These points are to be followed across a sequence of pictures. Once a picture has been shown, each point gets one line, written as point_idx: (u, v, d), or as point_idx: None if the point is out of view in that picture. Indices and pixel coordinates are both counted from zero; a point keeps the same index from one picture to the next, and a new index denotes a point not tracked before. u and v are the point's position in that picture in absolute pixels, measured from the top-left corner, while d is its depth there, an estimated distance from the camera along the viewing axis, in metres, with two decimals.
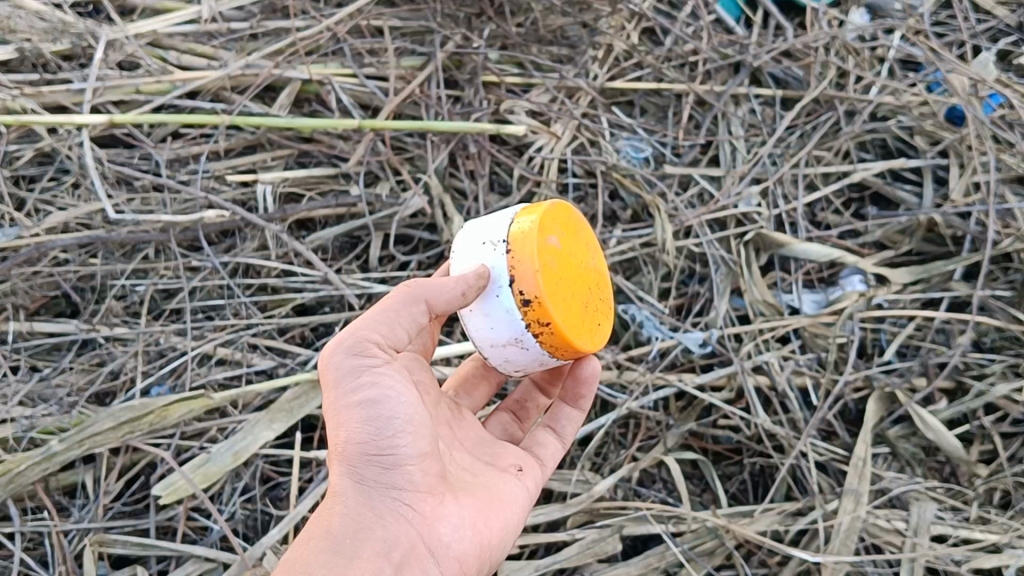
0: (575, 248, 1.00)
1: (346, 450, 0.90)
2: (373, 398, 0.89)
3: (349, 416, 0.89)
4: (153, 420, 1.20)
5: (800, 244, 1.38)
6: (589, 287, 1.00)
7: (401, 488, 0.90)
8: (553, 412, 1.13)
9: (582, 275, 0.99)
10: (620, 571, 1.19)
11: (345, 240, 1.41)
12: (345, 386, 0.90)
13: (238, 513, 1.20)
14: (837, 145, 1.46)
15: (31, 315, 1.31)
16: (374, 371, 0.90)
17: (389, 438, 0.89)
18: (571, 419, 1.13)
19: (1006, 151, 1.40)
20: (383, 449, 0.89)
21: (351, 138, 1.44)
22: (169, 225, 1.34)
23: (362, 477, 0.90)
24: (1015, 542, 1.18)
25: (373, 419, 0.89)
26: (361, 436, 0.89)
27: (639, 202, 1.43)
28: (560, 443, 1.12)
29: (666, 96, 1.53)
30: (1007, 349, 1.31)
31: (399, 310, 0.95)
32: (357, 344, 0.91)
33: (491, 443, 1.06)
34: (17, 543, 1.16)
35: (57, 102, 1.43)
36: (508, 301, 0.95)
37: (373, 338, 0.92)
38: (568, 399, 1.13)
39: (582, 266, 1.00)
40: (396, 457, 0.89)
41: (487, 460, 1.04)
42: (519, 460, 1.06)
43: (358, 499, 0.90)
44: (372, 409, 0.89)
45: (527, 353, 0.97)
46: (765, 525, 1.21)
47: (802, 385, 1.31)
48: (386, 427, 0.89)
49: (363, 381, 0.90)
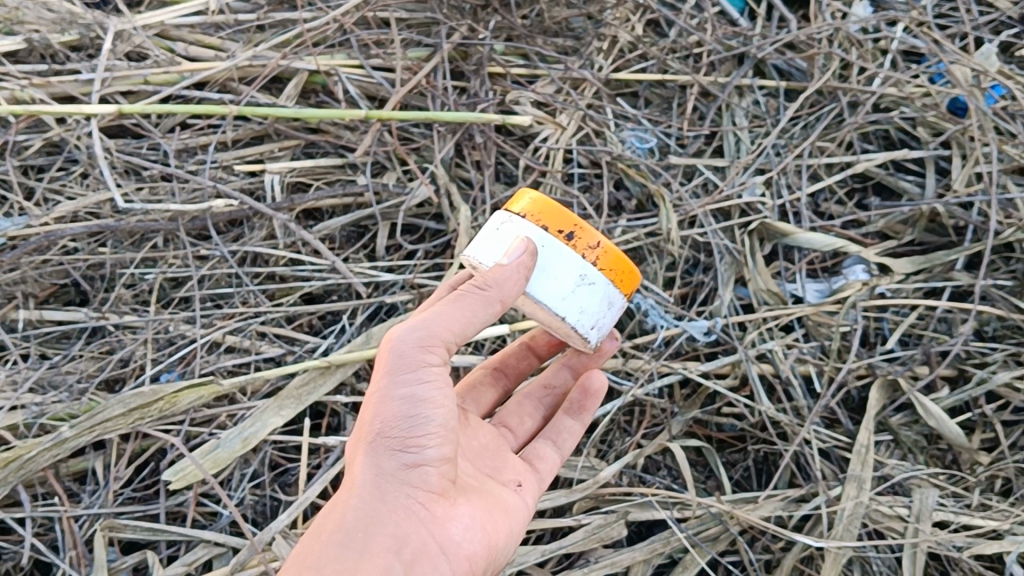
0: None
1: (374, 439, 0.91)
2: (417, 396, 0.90)
3: (387, 410, 0.91)
4: (163, 406, 1.20)
5: (803, 234, 1.38)
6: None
7: (417, 487, 0.92)
8: (556, 425, 1.13)
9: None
10: (626, 556, 1.20)
11: (352, 230, 1.42)
12: (395, 375, 0.91)
13: (247, 499, 1.21)
14: (840, 136, 1.48)
15: (40, 303, 1.33)
16: (422, 367, 0.91)
17: (420, 437, 0.90)
18: (571, 431, 1.13)
19: (1008, 143, 1.42)
20: (410, 446, 0.90)
21: (358, 129, 1.45)
22: (179, 215, 1.35)
23: (382, 469, 0.91)
24: (1016, 528, 1.21)
25: (409, 415, 0.90)
26: (395, 429, 0.90)
27: (644, 191, 1.44)
28: (558, 454, 1.12)
29: (670, 88, 1.54)
30: (1009, 338, 1.34)
31: (471, 305, 0.93)
32: (422, 335, 0.91)
33: (495, 450, 1.08)
34: (28, 529, 1.17)
35: (65, 92, 1.44)
36: (557, 249, 0.97)
37: (437, 333, 0.92)
38: (570, 411, 1.13)
39: None
40: (420, 457, 0.91)
41: (491, 468, 1.06)
42: (523, 470, 1.08)
43: (375, 491, 0.91)
44: (409, 406, 0.90)
45: (598, 288, 0.98)
46: (770, 510, 1.23)
47: (805, 373, 1.32)
48: (419, 426, 0.90)
49: (409, 374, 0.91)
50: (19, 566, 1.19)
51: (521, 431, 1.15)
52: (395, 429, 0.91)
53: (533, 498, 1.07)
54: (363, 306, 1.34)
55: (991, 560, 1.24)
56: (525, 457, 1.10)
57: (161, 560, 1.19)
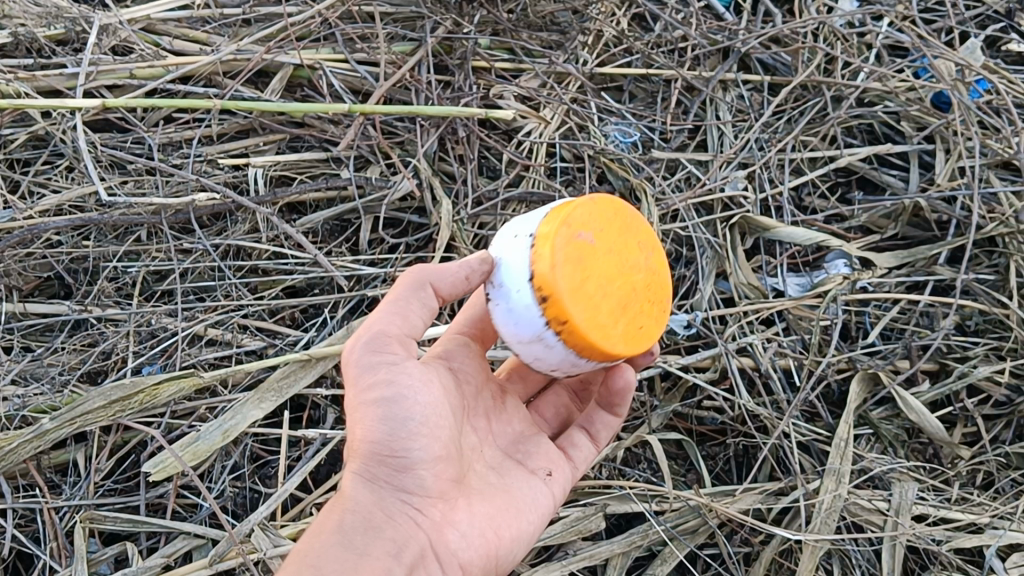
0: (615, 245, 0.96)
1: (362, 449, 0.93)
2: (389, 398, 0.91)
3: (366, 414, 0.91)
4: (143, 399, 1.18)
5: (785, 228, 1.38)
6: (632, 281, 0.96)
7: (411, 492, 0.93)
8: (589, 415, 1.14)
9: (621, 271, 0.96)
10: (603, 549, 1.21)
11: (335, 224, 1.42)
12: (361, 384, 0.92)
13: (227, 491, 1.21)
14: (823, 130, 1.47)
15: (25, 296, 1.34)
16: (392, 368, 0.92)
17: (403, 439, 0.91)
18: (607, 424, 1.14)
19: (991, 137, 1.44)
20: (396, 450, 0.91)
21: (342, 122, 1.46)
22: (162, 208, 1.35)
23: (374, 476, 0.93)
24: (995, 522, 1.23)
25: (389, 418, 0.91)
26: (376, 435, 0.91)
27: (627, 185, 1.43)
28: (594, 446, 1.13)
29: (655, 82, 1.54)
30: (990, 332, 1.34)
31: (406, 300, 0.96)
32: (377, 339, 0.93)
33: (528, 438, 1.09)
34: (9, 520, 1.18)
35: (51, 86, 1.45)
36: (525, 296, 0.93)
37: (390, 332, 0.94)
38: (604, 404, 1.13)
39: (626, 258, 0.96)
40: (408, 460, 0.92)
41: (521, 455, 1.06)
42: (554, 459, 1.07)
43: (370, 496, 0.92)
44: (387, 408, 0.91)
45: (554, 350, 0.94)
46: (748, 503, 1.23)
47: (785, 366, 1.32)
48: (401, 428, 0.91)
49: (377, 379, 0.92)
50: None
51: (556, 421, 1.17)
52: (378, 434, 0.91)
53: (563, 488, 1.07)
54: (343, 300, 1.34)
55: (970, 553, 1.25)
56: (559, 446, 1.11)
57: (141, 551, 1.20)
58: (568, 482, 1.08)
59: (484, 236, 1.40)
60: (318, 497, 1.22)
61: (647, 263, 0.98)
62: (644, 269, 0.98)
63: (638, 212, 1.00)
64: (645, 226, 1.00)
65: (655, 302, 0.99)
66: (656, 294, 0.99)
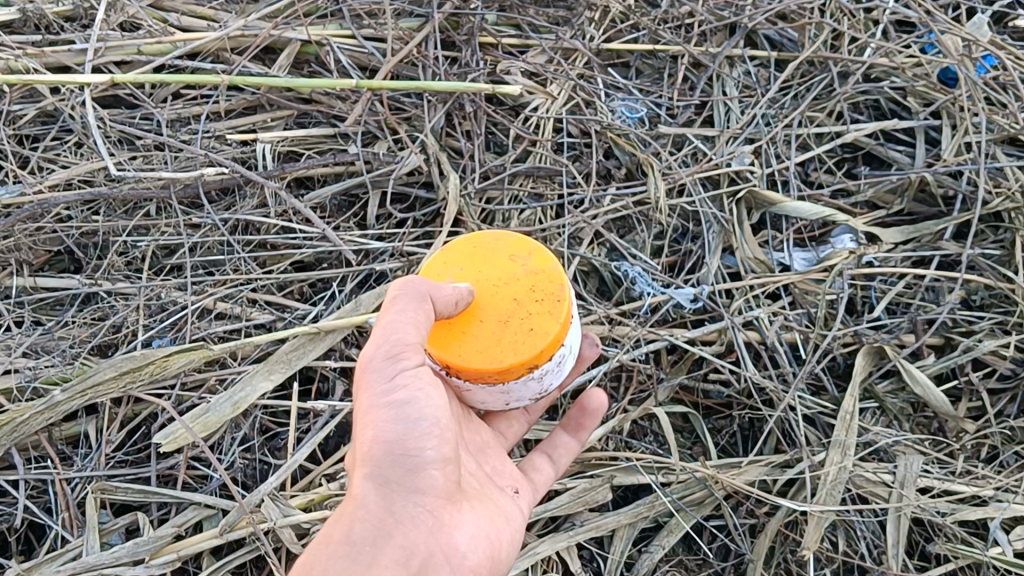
0: (483, 269, 0.99)
1: (372, 451, 0.89)
2: (404, 401, 0.89)
3: (379, 416, 0.89)
4: (154, 370, 1.21)
5: (791, 202, 1.39)
6: (507, 293, 0.97)
7: (423, 495, 0.90)
8: (553, 440, 1.17)
9: (495, 289, 0.97)
10: (610, 519, 1.22)
11: (342, 200, 1.42)
12: (377, 387, 0.90)
13: (238, 462, 1.22)
14: (830, 106, 1.48)
15: (35, 271, 1.35)
16: (402, 374, 0.90)
17: (418, 440, 0.89)
18: (569, 447, 1.17)
19: (998, 113, 1.44)
20: (411, 451, 0.89)
21: (350, 98, 1.46)
22: (171, 183, 1.36)
23: (385, 478, 0.89)
24: (1000, 495, 1.23)
25: (404, 420, 0.89)
26: (390, 437, 0.89)
27: (633, 160, 1.44)
28: (554, 467, 1.15)
29: (661, 58, 1.54)
30: (996, 307, 1.35)
31: (414, 311, 0.90)
32: (392, 348, 0.90)
33: (492, 453, 1.11)
34: (21, 491, 1.19)
35: (60, 62, 1.46)
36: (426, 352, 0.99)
37: (405, 340, 0.90)
38: (568, 428, 1.17)
39: (494, 283, 0.97)
40: (421, 462, 0.90)
41: (491, 472, 1.08)
42: (518, 477, 1.10)
43: (381, 501, 0.88)
44: (403, 411, 0.89)
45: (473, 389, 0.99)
46: (754, 475, 1.24)
47: (791, 340, 1.33)
48: (416, 430, 0.89)
49: (394, 383, 0.90)
50: (13, 527, 1.21)
51: (512, 436, 1.18)
52: (390, 436, 0.89)
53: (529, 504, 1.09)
54: (353, 274, 1.35)
55: (975, 526, 1.26)
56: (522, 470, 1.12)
57: (152, 521, 1.20)
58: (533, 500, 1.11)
59: (491, 211, 1.40)
60: (328, 468, 1.23)
61: (525, 268, 0.99)
62: (520, 276, 0.98)
63: (503, 233, 1.02)
64: (513, 241, 1.01)
65: (546, 296, 0.97)
66: (544, 288, 0.98)
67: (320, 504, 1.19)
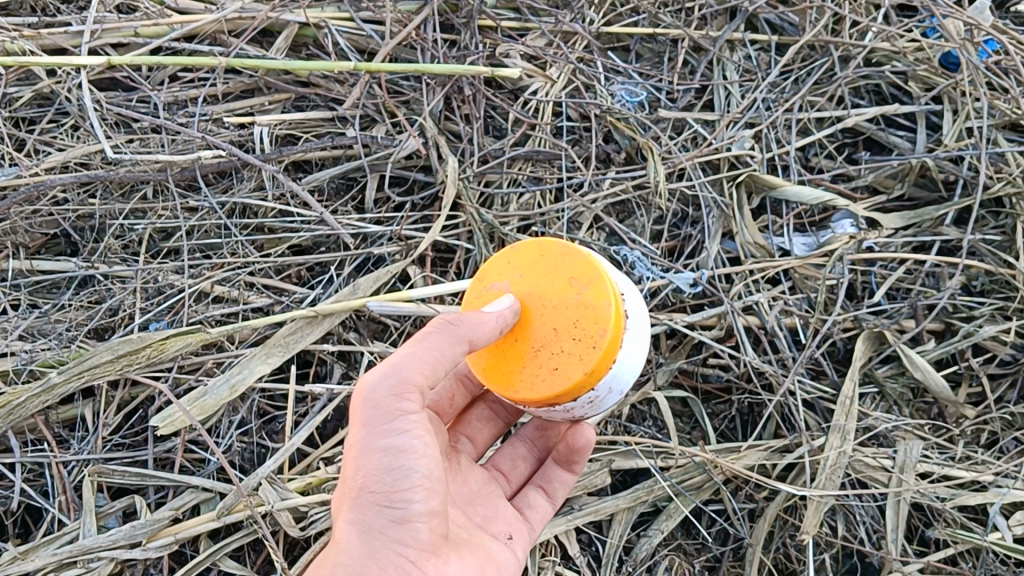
0: (539, 283, 0.94)
1: (358, 497, 0.89)
2: (399, 447, 0.88)
3: (369, 460, 0.88)
4: (151, 353, 1.20)
5: (792, 186, 1.38)
6: (548, 320, 0.92)
7: (407, 545, 0.89)
8: (547, 474, 1.13)
9: (538, 311, 0.93)
10: (609, 503, 1.22)
11: (340, 182, 1.41)
12: (372, 427, 0.89)
13: (235, 446, 1.21)
14: (831, 91, 1.47)
15: (31, 254, 1.35)
16: (401, 417, 0.89)
17: (405, 490, 0.88)
18: (564, 483, 1.13)
19: (1000, 98, 1.43)
20: (396, 501, 0.88)
21: (348, 82, 1.46)
22: (167, 165, 1.35)
23: (369, 523, 0.89)
24: (999, 480, 1.23)
25: (395, 467, 0.88)
26: (375, 483, 0.88)
27: (633, 144, 1.43)
28: (550, 505, 1.12)
29: (662, 42, 1.53)
30: (996, 292, 1.34)
31: (438, 349, 0.89)
32: (394, 383, 0.89)
33: (483, 498, 1.08)
34: (18, 474, 1.19)
35: (56, 44, 1.45)
36: None
37: (414, 379, 0.89)
38: (562, 464, 1.12)
39: (540, 306, 0.93)
40: (407, 511, 0.89)
41: (481, 519, 1.05)
42: (512, 522, 1.07)
43: (362, 548, 0.88)
44: (396, 457, 0.88)
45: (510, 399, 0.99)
46: (753, 460, 1.24)
47: (791, 325, 1.32)
48: (405, 479, 0.88)
49: (391, 426, 0.88)
50: (9, 510, 1.20)
51: (513, 475, 1.15)
52: (379, 483, 0.88)
53: (522, 548, 1.07)
54: (350, 258, 1.35)
55: (975, 511, 1.25)
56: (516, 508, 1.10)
57: (149, 505, 1.20)
58: (527, 543, 1.08)
59: (490, 195, 1.39)
60: (326, 452, 1.22)
61: (577, 298, 0.92)
62: (570, 304, 0.92)
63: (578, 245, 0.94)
64: (582, 259, 0.93)
65: (585, 336, 0.91)
66: (587, 328, 0.91)
67: (317, 488, 1.19)
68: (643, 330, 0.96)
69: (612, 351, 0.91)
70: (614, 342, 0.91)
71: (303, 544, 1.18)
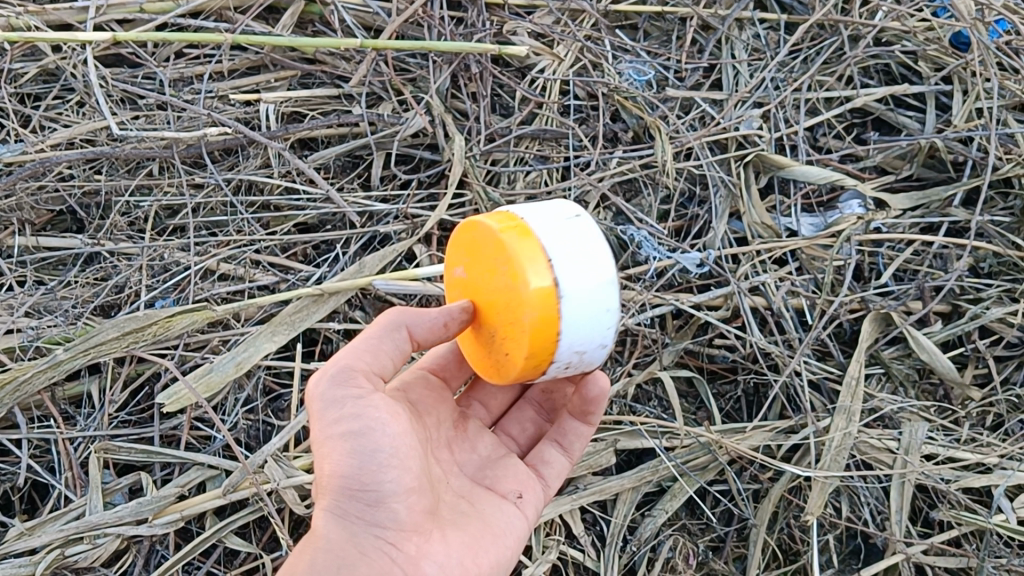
0: (478, 268, 0.91)
1: (331, 485, 0.90)
2: (358, 430, 0.88)
3: (334, 448, 0.89)
4: (157, 330, 1.20)
5: (800, 166, 1.37)
6: (490, 306, 0.90)
7: (385, 526, 0.90)
8: (562, 428, 1.10)
9: (485, 292, 0.91)
10: (614, 483, 1.22)
11: (346, 160, 1.41)
12: (329, 417, 0.90)
13: (240, 423, 1.22)
14: (840, 70, 1.46)
15: (37, 230, 1.35)
16: (358, 401, 0.89)
17: (374, 471, 0.88)
18: (581, 435, 1.10)
19: (1010, 78, 1.42)
20: (367, 484, 0.88)
21: (354, 59, 1.45)
22: (173, 142, 1.35)
23: (345, 510, 0.90)
24: (1005, 462, 1.23)
25: (359, 450, 0.88)
26: (346, 469, 0.89)
27: (641, 123, 1.42)
28: (567, 459, 1.10)
29: (670, 20, 1.52)
30: (1004, 275, 1.33)
31: (378, 339, 0.93)
32: (341, 373, 0.90)
33: (496, 462, 1.06)
34: (24, 449, 1.19)
35: (61, 20, 1.44)
36: None
37: (360, 366, 0.91)
38: (575, 415, 1.09)
39: (486, 291, 0.91)
40: (380, 493, 0.89)
41: (489, 479, 1.03)
42: (524, 480, 1.05)
43: (342, 533, 0.90)
44: (356, 441, 0.88)
45: None
46: (758, 441, 1.24)
47: (798, 305, 1.32)
48: (371, 461, 0.88)
49: (348, 411, 0.89)
50: (16, 486, 1.21)
51: (523, 438, 1.12)
52: (346, 470, 0.89)
53: (535, 506, 1.04)
54: (356, 236, 1.34)
55: (979, 493, 1.26)
56: (530, 465, 1.08)
57: (155, 482, 1.20)
58: (541, 501, 1.06)
59: (496, 173, 1.39)
60: None
61: (501, 280, 0.87)
62: (499, 285, 0.88)
63: (496, 222, 0.89)
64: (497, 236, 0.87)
65: (514, 318, 0.87)
66: (513, 310, 0.86)
67: None
68: (599, 284, 0.87)
69: (547, 328, 0.86)
70: (542, 321, 0.85)
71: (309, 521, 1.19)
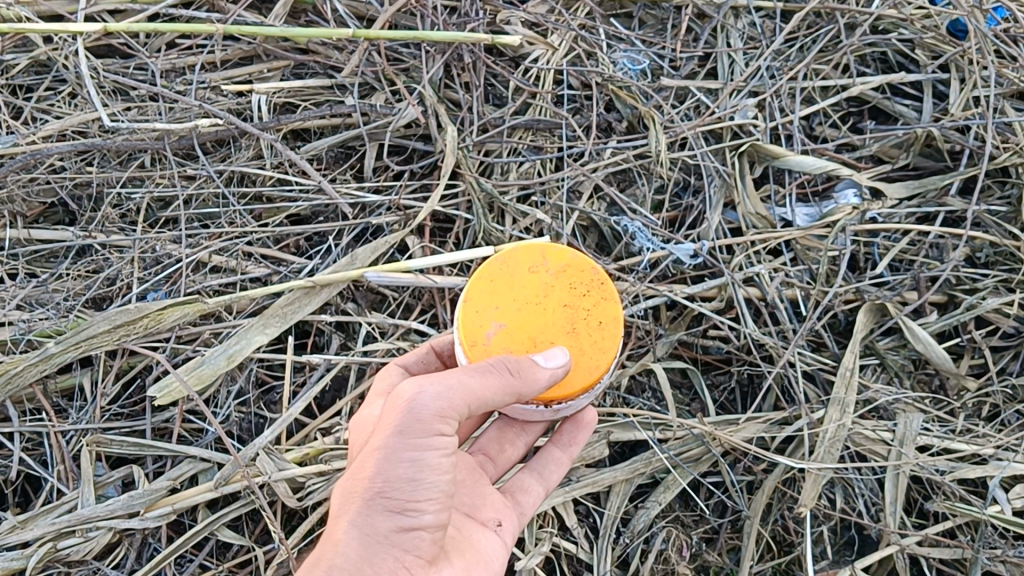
0: (516, 296, 0.95)
1: (370, 497, 0.87)
2: (426, 460, 0.87)
3: (395, 468, 0.86)
4: (148, 323, 1.20)
5: (795, 156, 1.37)
6: (558, 308, 0.95)
7: (409, 553, 0.87)
8: (544, 457, 1.12)
9: (542, 304, 0.95)
10: (607, 475, 1.22)
11: (339, 151, 1.40)
12: (407, 435, 0.87)
13: (232, 416, 1.21)
14: (836, 59, 1.45)
15: (29, 223, 1.34)
16: (433, 432, 0.88)
17: (420, 499, 0.87)
18: (559, 463, 1.12)
19: (1007, 66, 1.41)
20: (409, 509, 0.87)
21: (346, 49, 1.44)
22: (165, 134, 1.34)
23: (374, 526, 0.86)
24: (1000, 453, 1.22)
25: (416, 478, 0.87)
26: (396, 489, 0.86)
27: (635, 114, 1.42)
28: (542, 487, 1.11)
29: (666, 8, 1.51)
30: (1001, 264, 1.33)
31: (496, 380, 0.88)
32: (444, 399, 0.87)
33: (472, 486, 1.06)
34: (16, 443, 1.19)
35: (52, 11, 1.45)
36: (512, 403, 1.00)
37: (464, 403, 0.88)
38: (560, 443, 1.12)
39: (546, 299, 0.95)
40: (416, 520, 0.87)
41: (467, 507, 1.03)
42: (502, 508, 1.05)
43: (361, 550, 0.85)
44: (419, 469, 0.87)
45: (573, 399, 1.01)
46: (751, 432, 1.24)
47: (792, 297, 1.31)
48: (421, 490, 0.87)
49: (422, 438, 0.87)
50: (8, 480, 1.20)
51: (500, 458, 1.13)
52: (396, 490, 0.86)
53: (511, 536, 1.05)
54: (348, 228, 1.33)
55: (975, 484, 1.25)
56: (508, 491, 1.09)
57: (147, 475, 1.20)
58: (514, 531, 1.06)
59: (490, 164, 1.39)
60: (324, 423, 1.22)
61: (552, 271, 0.96)
62: (556, 276, 0.96)
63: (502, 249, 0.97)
64: (520, 251, 0.96)
65: (589, 287, 0.96)
66: (580, 278, 0.97)
67: (314, 459, 1.18)
68: None
69: None
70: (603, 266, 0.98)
71: (302, 513, 1.19)
